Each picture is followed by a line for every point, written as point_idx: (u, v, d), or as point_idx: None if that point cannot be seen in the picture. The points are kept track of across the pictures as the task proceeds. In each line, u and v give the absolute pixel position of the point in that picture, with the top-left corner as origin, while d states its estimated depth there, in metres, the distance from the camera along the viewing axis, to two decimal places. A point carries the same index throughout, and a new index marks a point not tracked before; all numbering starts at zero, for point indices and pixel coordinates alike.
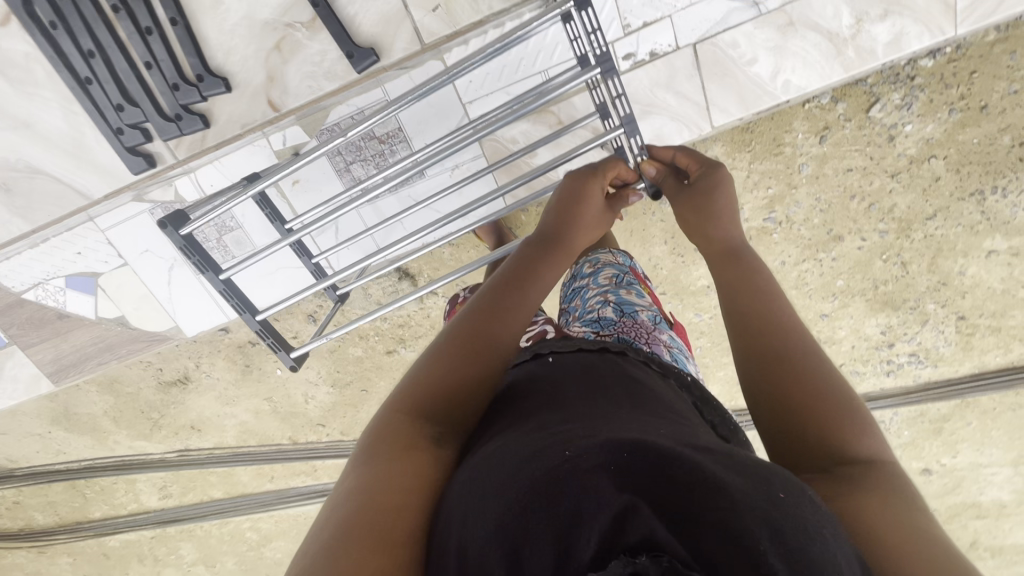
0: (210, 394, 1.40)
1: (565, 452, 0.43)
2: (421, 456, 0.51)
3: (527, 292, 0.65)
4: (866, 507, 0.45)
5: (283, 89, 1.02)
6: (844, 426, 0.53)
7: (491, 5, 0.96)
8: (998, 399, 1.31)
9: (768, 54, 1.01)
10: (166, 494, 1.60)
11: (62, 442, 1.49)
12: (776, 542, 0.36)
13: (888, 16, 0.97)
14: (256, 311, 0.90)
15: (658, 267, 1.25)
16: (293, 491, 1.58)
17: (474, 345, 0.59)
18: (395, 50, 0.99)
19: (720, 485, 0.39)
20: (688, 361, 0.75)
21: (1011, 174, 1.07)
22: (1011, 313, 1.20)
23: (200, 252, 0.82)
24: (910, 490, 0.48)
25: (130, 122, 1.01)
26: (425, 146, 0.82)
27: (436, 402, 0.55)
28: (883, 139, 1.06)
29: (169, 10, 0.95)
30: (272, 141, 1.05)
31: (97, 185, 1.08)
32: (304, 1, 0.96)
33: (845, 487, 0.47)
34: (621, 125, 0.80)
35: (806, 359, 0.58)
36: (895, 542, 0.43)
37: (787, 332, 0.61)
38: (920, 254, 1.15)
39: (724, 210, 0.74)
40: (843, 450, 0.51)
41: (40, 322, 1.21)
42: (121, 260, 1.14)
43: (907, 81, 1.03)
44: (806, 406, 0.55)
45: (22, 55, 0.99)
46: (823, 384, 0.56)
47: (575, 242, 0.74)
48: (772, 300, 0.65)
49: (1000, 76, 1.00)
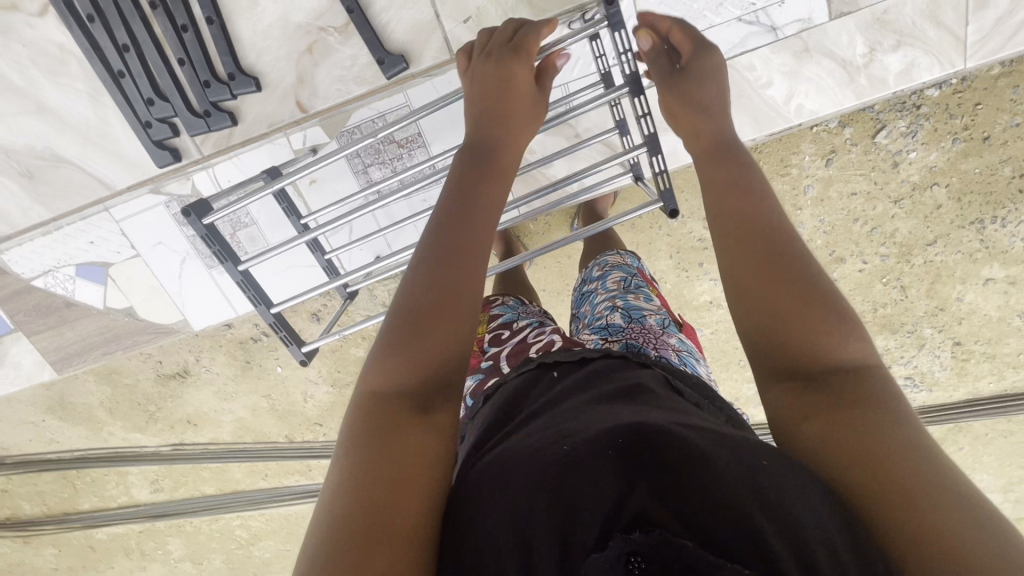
0: (209, 389, 1.39)
1: (563, 445, 0.44)
2: (404, 433, 0.48)
3: (478, 217, 0.59)
4: (847, 421, 0.43)
5: (312, 91, 1.03)
6: (829, 334, 0.49)
7: (521, 20, 0.98)
8: (990, 425, 1.33)
9: (783, 78, 1.03)
10: (158, 487, 1.59)
11: (56, 431, 1.48)
12: (762, 507, 0.38)
13: (900, 47, 1.00)
14: (272, 303, 0.88)
15: (662, 281, 1.27)
16: (286, 490, 1.57)
17: (435, 293, 0.54)
18: (425, 58, 1.01)
19: (706, 459, 0.40)
20: (699, 363, 0.74)
21: (1010, 205, 1.09)
22: (1006, 341, 1.22)
23: (221, 242, 0.83)
24: (896, 394, 0.45)
25: (159, 115, 1.03)
26: (446, 152, 0.83)
27: (409, 370, 0.52)
28: (888, 164, 1.08)
29: (206, 9, 0.97)
30: (292, 139, 1.06)
31: (121, 176, 1.09)
32: (340, 7, 0.98)
33: (825, 401, 0.45)
34: (644, 143, 0.78)
35: (795, 258, 0.53)
36: (872, 450, 0.41)
37: (776, 236, 0.55)
38: (919, 279, 1.17)
39: (714, 112, 0.66)
40: (828, 356, 0.48)
41: (47, 309, 1.21)
42: (133, 251, 1.15)
43: (913, 110, 1.05)
44: (788, 313, 0.50)
45: (56, 46, 1.01)
46: (808, 290, 0.51)
47: (510, 133, 0.68)
48: (760, 203, 0.57)
49: (1003, 109, 1.02)
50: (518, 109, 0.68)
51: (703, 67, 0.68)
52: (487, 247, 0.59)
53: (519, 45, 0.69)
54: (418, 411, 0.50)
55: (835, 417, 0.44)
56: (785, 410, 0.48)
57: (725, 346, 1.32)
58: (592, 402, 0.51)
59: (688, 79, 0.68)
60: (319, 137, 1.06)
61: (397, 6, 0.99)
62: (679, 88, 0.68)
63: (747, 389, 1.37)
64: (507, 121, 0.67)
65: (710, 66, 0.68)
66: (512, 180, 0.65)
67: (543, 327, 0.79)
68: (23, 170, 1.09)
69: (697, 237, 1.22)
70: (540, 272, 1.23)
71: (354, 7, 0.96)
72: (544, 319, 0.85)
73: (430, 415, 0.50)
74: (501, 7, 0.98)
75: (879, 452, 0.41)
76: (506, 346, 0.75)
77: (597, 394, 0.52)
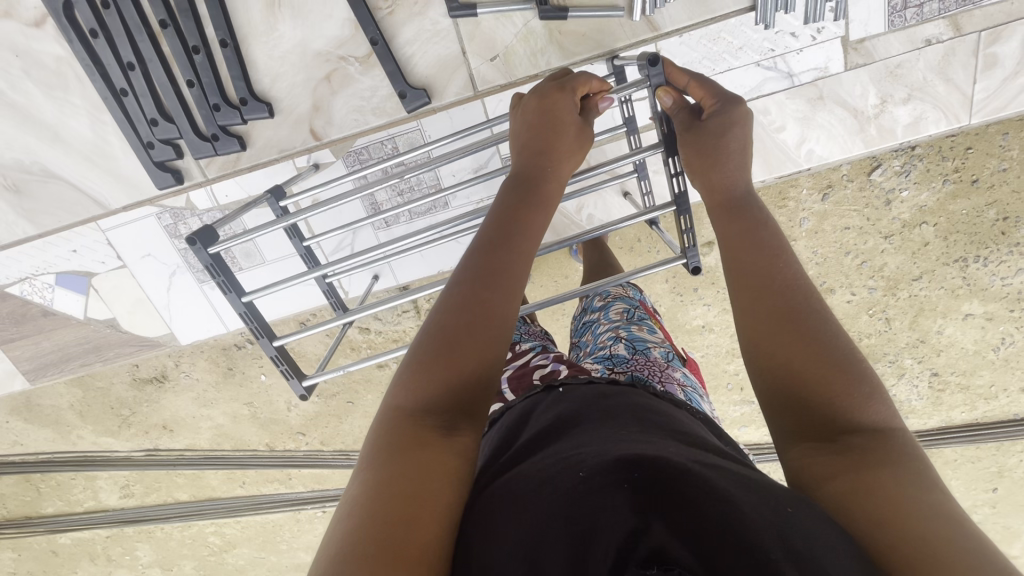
0: (188, 394, 1.31)
1: (579, 474, 0.42)
2: (428, 451, 0.46)
3: (519, 244, 0.59)
4: (878, 480, 0.41)
5: (327, 119, 1.00)
6: (849, 396, 0.47)
7: (550, 61, 0.97)
8: (959, 451, 1.34)
9: (795, 123, 1.03)
10: (128, 493, 1.51)
11: (20, 433, 1.39)
12: (782, 544, 0.36)
13: (910, 100, 1.00)
14: (275, 336, 0.85)
15: (656, 304, 1.24)
16: (263, 498, 1.51)
17: (470, 316, 0.53)
18: (447, 94, 0.99)
19: (727, 501, 0.38)
20: (703, 400, 0.70)
21: (993, 246, 1.09)
22: (980, 373, 1.23)
23: (226, 273, 0.80)
24: (924, 461, 0.43)
25: (162, 137, 0.98)
26: (459, 184, 0.82)
27: (439, 386, 0.50)
28: (880, 202, 1.08)
29: (221, 31, 0.93)
30: (297, 159, 1.02)
31: (114, 195, 1.05)
32: (362, 38, 0.96)
33: (849, 459, 0.43)
34: (674, 202, 0.75)
35: (815, 317, 0.52)
36: (902, 502, 0.39)
37: (796, 293, 0.54)
38: (904, 312, 1.18)
39: (730, 157, 0.64)
40: (848, 417, 0.46)
41: (22, 317, 1.16)
42: (119, 261, 1.10)
43: (908, 150, 1.04)
44: (808, 377, 0.49)
45: (52, 59, 0.96)
46: (828, 352, 0.50)
47: (549, 170, 0.66)
48: (775, 254, 0.57)
49: (992, 154, 1.03)
50: (559, 142, 0.66)
51: (727, 110, 0.65)
52: (522, 276, 0.57)
53: (567, 84, 0.68)
54: (444, 430, 0.48)
55: (852, 477, 0.42)
56: (805, 467, 0.45)
57: (714, 368, 1.30)
58: (606, 424, 0.49)
59: (708, 123, 0.66)
60: (326, 160, 1.02)
61: (422, 39, 0.97)
62: (698, 129, 0.66)
63: (733, 410, 1.36)
64: (551, 148, 0.66)
65: (735, 109, 0.65)
66: (553, 209, 0.65)
67: (547, 351, 0.76)
68: (8, 183, 1.05)
69: None
70: (536, 290, 1.21)
71: (378, 39, 0.94)
72: (546, 342, 0.82)
73: (456, 435, 0.48)
74: (531, 48, 0.97)
75: (908, 510, 0.38)
76: (508, 368, 0.72)
77: (612, 417, 0.51)
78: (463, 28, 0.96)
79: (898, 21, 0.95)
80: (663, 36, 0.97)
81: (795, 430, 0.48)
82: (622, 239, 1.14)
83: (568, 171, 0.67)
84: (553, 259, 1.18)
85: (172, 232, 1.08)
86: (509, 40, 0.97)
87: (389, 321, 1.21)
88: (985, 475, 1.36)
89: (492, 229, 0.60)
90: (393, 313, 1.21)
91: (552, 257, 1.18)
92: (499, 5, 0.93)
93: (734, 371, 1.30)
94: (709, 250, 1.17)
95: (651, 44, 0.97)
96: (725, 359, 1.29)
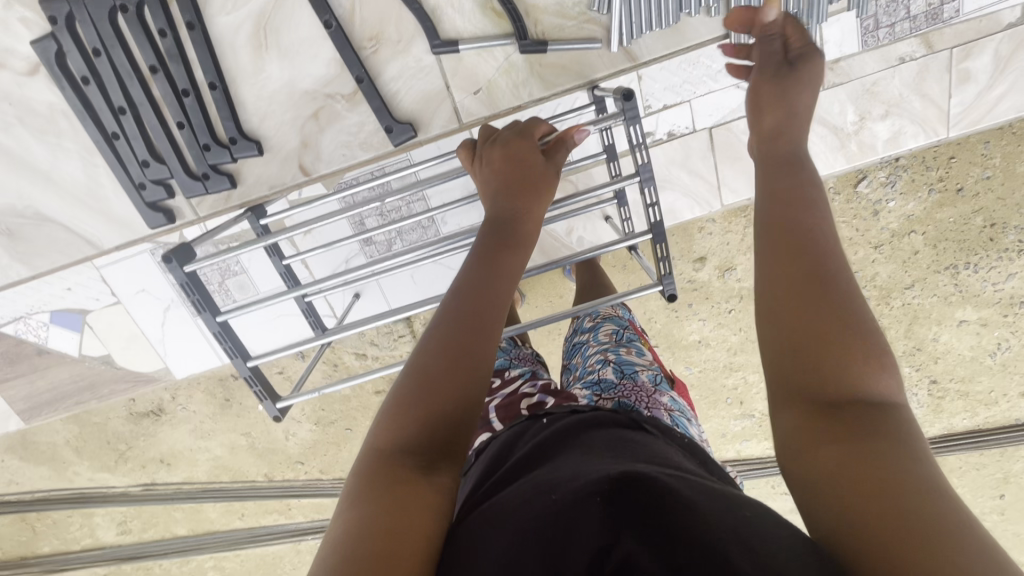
0: (185, 427, 1.30)
1: (552, 497, 0.43)
2: (407, 490, 0.46)
3: (496, 280, 0.60)
4: (867, 456, 0.39)
5: (317, 155, 1.02)
6: (859, 363, 0.44)
7: (531, 92, 0.99)
8: (963, 458, 1.33)
9: None
10: (125, 529, 1.49)
11: (15, 472, 1.37)
12: (744, 550, 0.36)
13: (888, 116, 1.02)
14: (249, 357, 0.85)
15: (652, 320, 1.24)
16: (263, 530, 1.49)
17: (448, 353, 0.53)
18: (433, 126, 1.01)
19: (690, 508, 0.39)
20: (691, 424, 0.69)
21: (982, 252, 1.10)
22: (978, 379, 1.23)
23: (201, 291, 0.81)
24: (918, 438, 0.41)
25: (154, 178, 0.98)
26: (445, 206, 0.83)
27: (416, 427, 0.50)
28: (867, 213, 1.09)
29: (209, 75, 0.95)
30: (289, 194, 1.04)
31: (108, 235, 1.06)
32: (348, 76, 0.98)
33: (845, 433, 0.41)
34: (649, 230, 0.77)
35: (839, 279, 0.48)
36: (891, 480, 0.37)
37: (804, 256, 0.50)
38: (898, 321, 1.18)
39: (804, 105, 0.64)
40: (852, 384, 0.44)
41: (16, 357, 1.16)
42: (114, 297, 1.11)
43: (892, 161, 1.06)
44: (829, 335, 0.45)
45: (45, 105, 0.97)
46: (848, 315, 0.46)
47: (523, 205, 0.67)
48: (807, 209, 0.53)
49: (975, 163, 1.04)
50: (530, 182, 0.69)
51: (813, 57, 0.66)
52: (498, 312, 0.57)
53: (527, 130, 0.73)
54: (423, 470, 0.48)
55: (852, 452, 0.40)
56: (795, 436, 0.44)
57: (713, 383, 1.30)
58: (579, 447, 0.50)
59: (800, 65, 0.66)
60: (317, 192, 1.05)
61: (407, 75, 0.99)
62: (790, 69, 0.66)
63: (734, 425, 1.35)
64: (525, 186, 0.68)
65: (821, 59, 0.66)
66: (528, 245, 0.66)
67: (536, 378, 0.76)
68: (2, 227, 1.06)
69: (686, 278, 1.18)
70: (531, 312, 1.22)
71: (363, 77, 0.95)
72: (536, 368, 0.82)
73: (436, 474, 0.48)
74: (513, 80, 0.99)
75: (900, 491, 0.37)
76: (496, 397, 0.71)
77: (588, 439, 0.51)
78: (447, 64, 0.98)
79: (872, 41, 0.97)
80: (642, 65, 0.99)
81: (804, 386, 0.45)
82: (615, 258, 1.15)
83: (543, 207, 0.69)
84: (546, 279, 1.19)
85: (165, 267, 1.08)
86: (491, 74, 0.99)
87: (386, 347, 1.21)
88: (992, 482, 1.35)
89: (467, 267, 0.60)
90: (390, 339, 1.21)
91: (546, 278, 1.19)
92: (479, 42, 0.94)
93: (732, 386, 1.30)
94: (702, 265, 1.16)
95: (631, 73, 0.99)
96: (723, 374, 1.29)
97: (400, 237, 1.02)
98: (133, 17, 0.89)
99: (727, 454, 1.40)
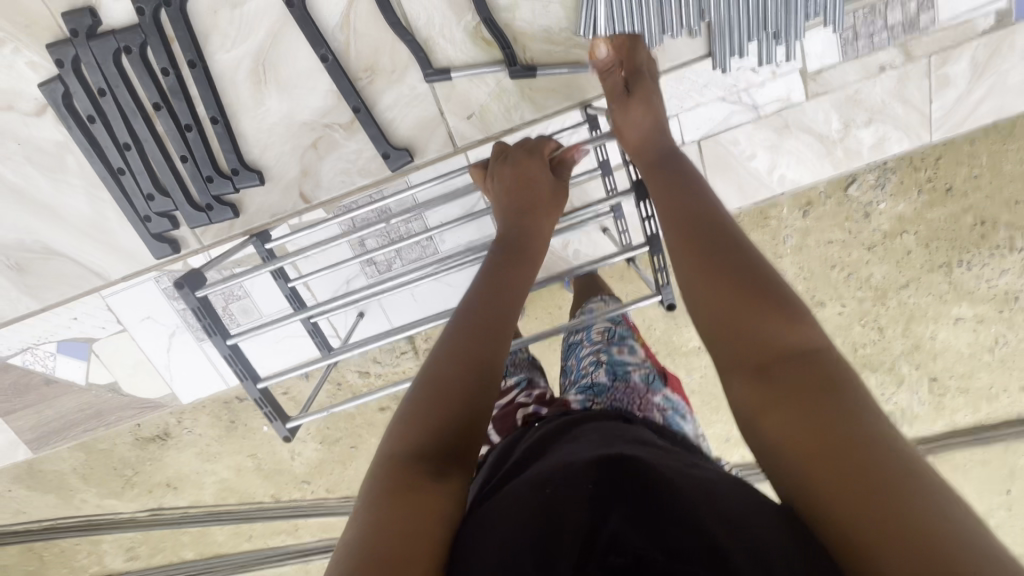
0: (191, 450, 1.31)
1: (544, 489, 0.46)
2: (423, 489, 0.47)
3: (508, 292, 0.63)
4: (810, 410, 0.44)
5: (316, 182, 1.04)
6: (776, 321, 0.51)
7: (523, 115, 1.02)
8: (968, 454, 1.33)
9: (766, 151, 1.07)
10: (132, 555, 1.49)
11: (22, 501, 1.38)
12: (737, 540, 0.39)
13: (872, 123, 1.04)
14: (258, 378, 0.86)
15: (651, 328, 1.25)
16: (271, 551, 1.48)
17: (465, 361, 0.55)
18: (429, 151, 1.03)
19: (668, 485, 0.44)
20: (687, 420, 0.72)
21: (974, 250, 1.12)
22: (977, 375, 1.24)
23: (212, 315, 0.83)
24: (850, 377, 0.46)
25: (159, 210, 1.00)
26: (444, 224, 0.85)
27: (432, 433, 0.51)
28: (860, 216, 1.11)
29: (211, 110, 0.96)
30: (290, 221, 1.06)
31: (114, 266, 1.08)
32: (344, 106, 1.00)
33: (771, 389, 0.47)
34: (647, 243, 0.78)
35: (742, 252, 0.56)
36: (840, 433, 0.42)
37: (713, 232, 0.58)
38: (895, 320, 1.19)
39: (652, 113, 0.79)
40: (780, 344, 0.50)
41: (24, 387, 1.17)
42: (119, 325, 1.12)
43: (881, 164, 1.08)
44: (741, 301, 0.53)
45: (50, 142, 1.00)
46: (754, 281, 0.53)
47: (530, 225, 0.72)
48: (696, 196, 0.63)
49: (962, 163, 1.06)
50: (540, 200, 0.74)
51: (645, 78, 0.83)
52: (512, 324, 0.60)
53: (530, 149, 0.79)
54: (437, 471, 0.49)
55: (787, 407, 0.45)
56: (746, 400, 0.49)
57: (715, 389, 1.31)
58: (573, 441, 0.53)
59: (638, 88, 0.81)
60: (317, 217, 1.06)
61: (401, 103, 1.01)
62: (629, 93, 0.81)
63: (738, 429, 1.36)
64: (532, 208, 0.73)
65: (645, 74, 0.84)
66: (536, 261, 0.69)
67: (532, 387, 0.76)
68: (9, 262, 1.07)
69: None
70: (531, 324, 1.23)
71: (360, 107, 0.97)
72: (533, 374, 0.81)
73: (449, 475, 0.49)
74: (505, 104, 1.01)
75: (850, 442, 0.41)
76: (493, 407, 0.72)
77: (578, 432, 0.55)
78: (439, 91, 1.01)
79: (852, 51, 1.00)
80: None
81: (737, 355, 0.51)
82: (612, 268, 1.17)
83: (546, 226, 0.74)
84: (545, 292, 1.20)
85: (170, 294, 1.10)
86: (483, 99, 1.01)
87: (388, 364, 1.22)
88: (998, 477, 1.35)
89: (482, 280, 0.64)
90: (392, 356, 1.22)
91: (546, 290, 1.20)
92: (472, 69, 0.97)
93: None
94: None
95: None
96: None
97: (399, 255, 1.03)
98: (136, 56, 0.92)
99: (732, 458, 1.41)
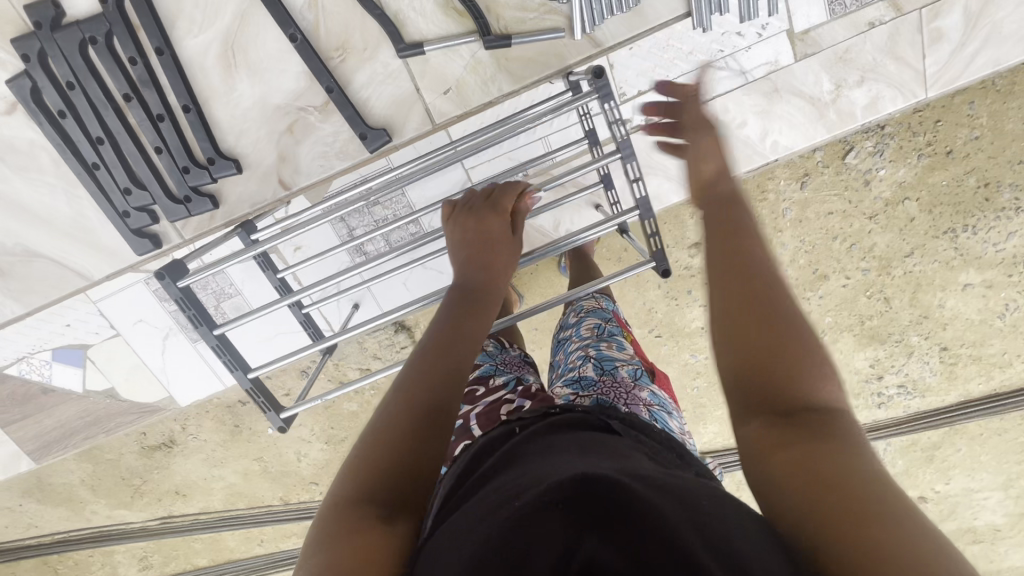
0: (197, 457, 1.30)
1: (516, 502, 0.42)
2: (365, 537, 0.45)
3: (463, 334, 0.61)
4: (826, 457, 0.40)
5: (294, 169, 1.03)
6: (806, 372, 0.47)
7: (501, 87, 1.00)
8: (983, 424, 1.31)
9: (755, 117, 1.04)
10: (146, 565, 1.49)
11: (34, 515, 1.38)
12: (711, 550, 0.36)
13: (864, 82, 1.02)
14: (247, 368, 0.85)
15: (652, 311, 1.23)
16: (283, 555, 1.48)
17: (413, 404, 0.53)
18: (407, 130, 1.02)
19: (651, 504, 0.39)
20: (673, 417, 0.69)
21: (978, 214, 1.09)
22: (989, 342, 1.21)
23: (195, 305, 0.82)
24: (865, 441, 0.42)
25: (137, 205, 0.99)
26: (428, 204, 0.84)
27: (377, 478, 0.49)
28: (859, 183, 1.08)
29: (182, 98, 0.96)
30: (274, 212, 1.05)
31: (96, 265, 1.07)
32: (318, 87, 0.99)
33: (794, 434, 0.43)
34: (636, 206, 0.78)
35: (782, 299, 0.51)
36: (859, 482, 0.38)
37: (758, 282, 0.53)
38: (902, 290, 1.17)
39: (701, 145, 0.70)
40: (809, 395, 0.46)
41: (22, 397, 1.18)
42: (112, 329, 1.12)
43: (878, 130, 1.05)
44: (776, 349, 0.48)
45: (25, 142, 0.99)
46: (793, 331, 0.49)
47: (489, 267, 0.71)
48: (743, 233, 0.57)
49: (962, 124, 1.03)
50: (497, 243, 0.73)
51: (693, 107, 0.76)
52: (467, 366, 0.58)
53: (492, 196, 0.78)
54: (383, 517, 0.47)
55: (800, 453, 0.42)
56: (756, 440, 0.45)
57: None
58: (550, 450, 0.49)
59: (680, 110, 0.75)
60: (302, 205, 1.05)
61: (376, 82, 1.00)
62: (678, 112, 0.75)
63: None
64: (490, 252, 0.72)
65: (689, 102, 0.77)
66: (495, 300, 0.68)
67: (518, 386, 0.74)
68: None
69: (683, 265, 1.17)
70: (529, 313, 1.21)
71: (333, 87, 0.96)
72: (523, 373, 0.78)
73: (395, 521, 0.47)
74: (481, 77, 1.00)
75: (861, 495, 0.37)
76: (477, 404, 0.71)
77: (556, 441, 0.51)
78: (413, 67, 0.99)
79: (838, 9, 0.99)
80: (607, 50, 1.00)
81: (760, 397, 0.47)
82: (608, 251, 1.15)
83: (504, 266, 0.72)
84: (542, 279, 1.19)
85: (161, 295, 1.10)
86: (459, 72, 1.00)
87: (389, 358, 1.21)
88: (1015, 447, 1.32)
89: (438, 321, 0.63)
90: (391, 350, 1.21)
91: (543, 277, 1.18)
92: (444, 41, 0.96)
93: None
94: (697, 252, 1.15)
95: (597, 58, 1.00)
96: None
97: (387, 241, 1.02)
98: (103, 47, 0.92)
99: None
